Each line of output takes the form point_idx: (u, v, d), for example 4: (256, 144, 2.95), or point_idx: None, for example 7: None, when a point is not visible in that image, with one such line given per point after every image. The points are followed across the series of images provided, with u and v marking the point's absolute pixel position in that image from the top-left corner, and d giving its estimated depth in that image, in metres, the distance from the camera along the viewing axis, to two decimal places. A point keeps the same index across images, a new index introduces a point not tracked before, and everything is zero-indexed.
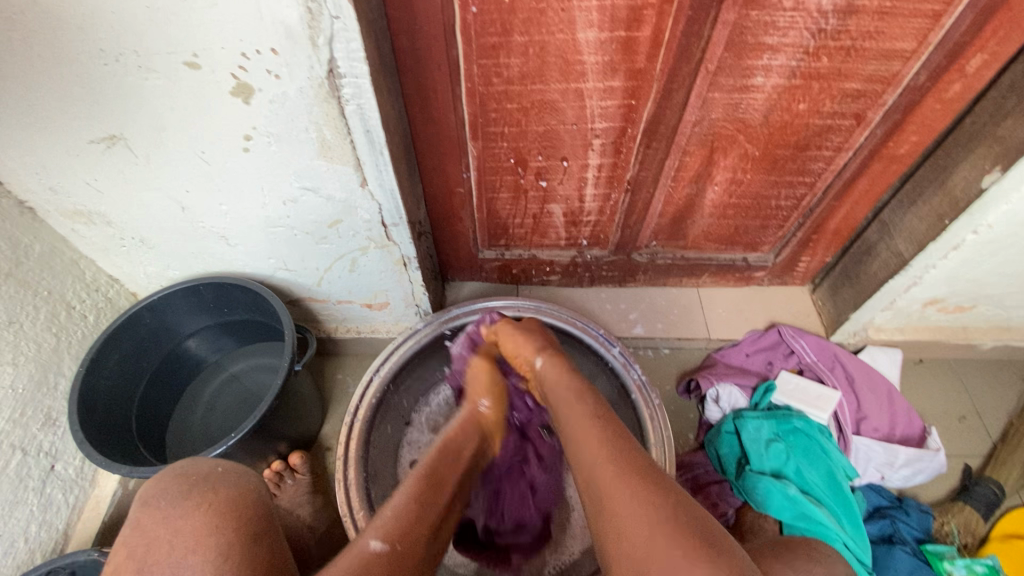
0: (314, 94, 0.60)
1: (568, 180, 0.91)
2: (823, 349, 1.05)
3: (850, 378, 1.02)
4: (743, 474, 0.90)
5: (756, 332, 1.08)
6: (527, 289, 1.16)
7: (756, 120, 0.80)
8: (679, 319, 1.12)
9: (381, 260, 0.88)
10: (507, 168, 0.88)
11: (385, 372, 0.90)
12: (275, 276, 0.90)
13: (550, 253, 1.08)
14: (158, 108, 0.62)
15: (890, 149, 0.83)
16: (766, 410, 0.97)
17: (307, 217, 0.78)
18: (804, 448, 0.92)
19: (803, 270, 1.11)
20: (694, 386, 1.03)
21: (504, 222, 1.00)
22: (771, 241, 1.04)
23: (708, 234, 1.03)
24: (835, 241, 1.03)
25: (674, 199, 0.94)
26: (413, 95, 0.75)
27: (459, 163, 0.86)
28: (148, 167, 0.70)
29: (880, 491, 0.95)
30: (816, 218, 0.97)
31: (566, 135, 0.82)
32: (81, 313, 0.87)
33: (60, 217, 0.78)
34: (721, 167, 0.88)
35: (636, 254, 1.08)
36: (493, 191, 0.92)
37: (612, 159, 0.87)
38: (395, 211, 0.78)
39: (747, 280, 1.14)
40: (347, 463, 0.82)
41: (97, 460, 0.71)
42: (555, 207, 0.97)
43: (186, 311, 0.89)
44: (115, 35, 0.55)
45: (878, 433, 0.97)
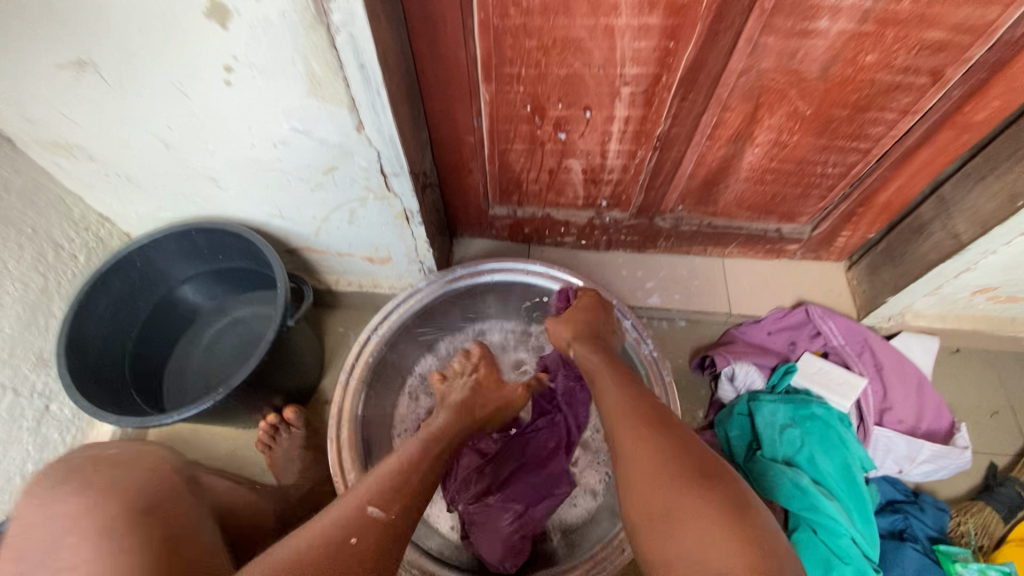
0: (299, 19, 0.52)
1: (590, 133, 0.81)
2: (853, 333, 0.97)
3: (879, 365, 0.95)
4: (752, 459, 0.86)
5: (781, 310, 1.01)
6: (539, 249, 1.09)
7: (812, 72, 0.69)
8: (700, 290, 1.05)
9: (382, 213, 0.81)
10: (522, 116, 0.79)
11: (384, 330, 0.86)
12: (271, 223, 0.85)
13: (566, 212, 1.00)
14: (125, 29, 0.55)
15: (965, 114, 0.72)
16: (784, 393, 0.91)
17: (300, 162, 0.71)
18: (821, 435, 0.87)
19: (842, 245, 1.01)
20: (709, 362, 0.98)
21: (517, 176, 0.91)
22: (810, 211, 0.95)
23: (741, 200, 0.93)
24: (883, 216, 0.93)
25: (707, 160, 0.85)
26: (418, 26, 0.65)
27: (470, 109, 0.78)
28: (124, 97, 0.63)
29: (895, 484, 0.90)
30: (865, 189, 0.87)
31: (591, 80, 0.72)
32: (70, 253, 0.83)
33: (39, 150, 0.72)
34: (764, 126, 0.78)
35: (659, 218, 0.99)
36: (506, 142, 0.84)
37: (641, 111, 0.77)
38: (395, 160, 0.71)
39: (778, 252, 1.05)
40: (341, 423, 0.79)
41: (85, 407, 0.69)
42: (573, 162, 0.88)
43: (177, 256, 0.85)
44: None
45: (902, 425, 0.91)
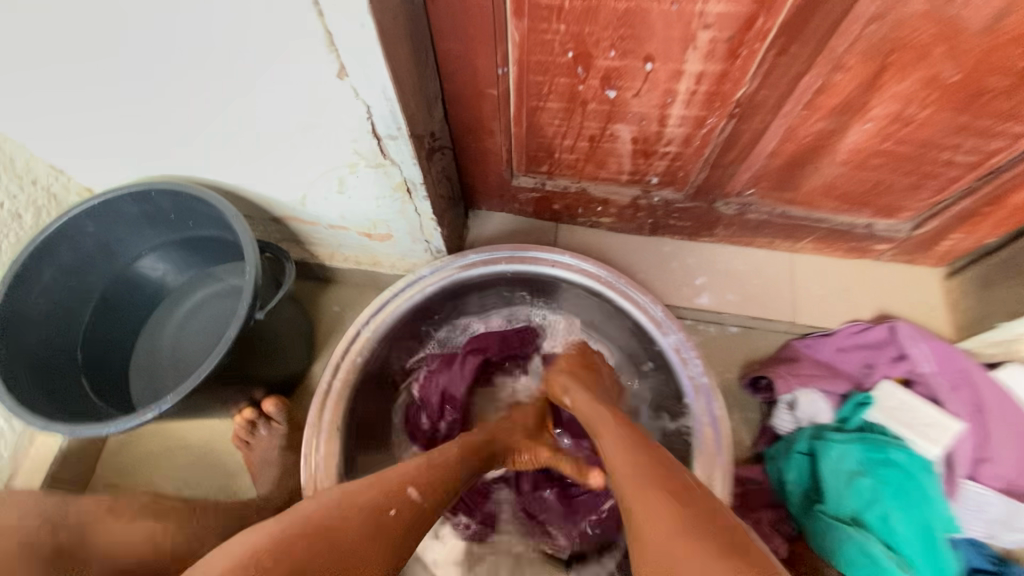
0: None
1: (648, 93, 0.63)
2: (950, 361, 0.78)
3: (979, 404, 0.76)
4: (811, 513, 0.72)
5: (859, 324, 0.83)
6: (570, 229, 0.92)
7: (980, 22, 0.48)
8: (759, 292, 0.88)
9: (377, 183, 0.66)
10: (561, 66, 0.60)
11: (377, 325, 0.72)
12: (246, 187, 0.70)
13: (606, 189, 0.82)
14: None
15: None
16: (856, 431, 0.75)
17: (270, 114, 0.56)
18: (898, 489, 0.70)
19: (947, 249, 0.82)
20: (764, 383, 0.81)
21: (549, 142, 0.74)
22: (917, 206, 0.75)
23: (829, 188, 0.74)
24: (1015, 218, 0.72)
25: (798, 135, 0.65)
26: None
27: (493, 53, 0.60)
28: (30, 18, 0.47)
29: (981, 550, 0.74)
30: (1003, 183, 0.67)
31: (658, 20, 0.53)
32: (12, 211, 0.70)
33: None
34: (888, 95, 0.58)
35: (721, 203, 0.81)
36: (538, 98, 0.66)
37: (721, 67, 0.57)
38: (390, 118, 0.54)
39: (862, 252, 0.86)
40: (321, 435, 0.66)
41: (9, 406, 0.58)
42: (621, 129, 0.69)
43: (138, 221, 0.71)
44: None
45: (1000, 482, 0.73)
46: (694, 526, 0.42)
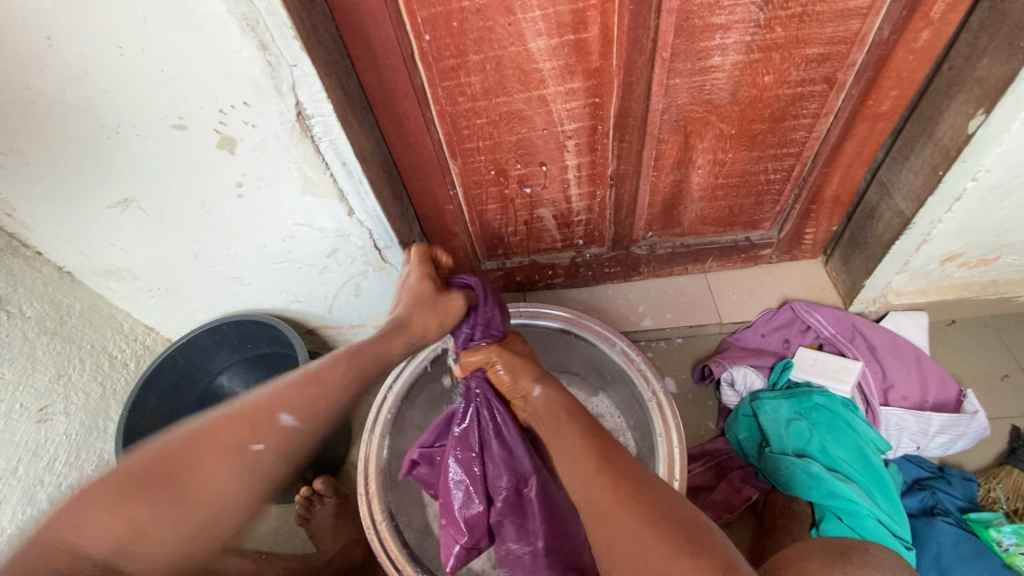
0: (288, 136, 0.66)
1: (551, 184, 0.93)
2: (840, 321, 1.01)
3: (872, 346, 0.97)
4: (764, 456, 0.88)
5: (769, 311, 1.06)
6: (534, 294, 1.18)
7: (724, 99, 0.79)
8: (689, 307, 1.12)
9: (382, 282, 0.94)
10: (489, 180, 0.91)
11: (399, 386, 0.90)
12: (289, 309, 0.97)
13: (549, 256, 1.10)
14: (158, 168, 0.69)
15: (872, 107, 0.81)
16: (786, 388, 0.95)
17: (306, 250, 0.84)
18: (828, 424, 0.89)
19: (811, 242, 1.08)
20: (708, 372, 1.03)
21: (498, 232, 1.03)
22: (770, 216, 1.02)
23: (703, 218, 1.02)
24: (837, 208, 1.00)
25: (660, 187, 0.95)
26: (388, 124, 0.80)
27: (444, 182, 0.90)
28: (160, 222, 0.77)
29: (919, 463, 0.90)
30: (811, 186, 0.95)
31: (539, 140, 0.85)
32: (122, 361, 0.96)
33: (95, 277, 0.86)
34: (700, 150, 0.88)
35: (634, 247, 1.09)
36: (481, 204, 0.96)
37: (589, 157, 0.88)
38: (385, 233, 0.83)
39: (755, 259, 1.12)
40: (369, 477, 0.82)
41: None
42: (543, 211, 0.99)
43: (213, 352, 0.97)
44: (114, 109, 0.62)
45: (908, 401, 0.92)
46: (641, 515, 0.51)
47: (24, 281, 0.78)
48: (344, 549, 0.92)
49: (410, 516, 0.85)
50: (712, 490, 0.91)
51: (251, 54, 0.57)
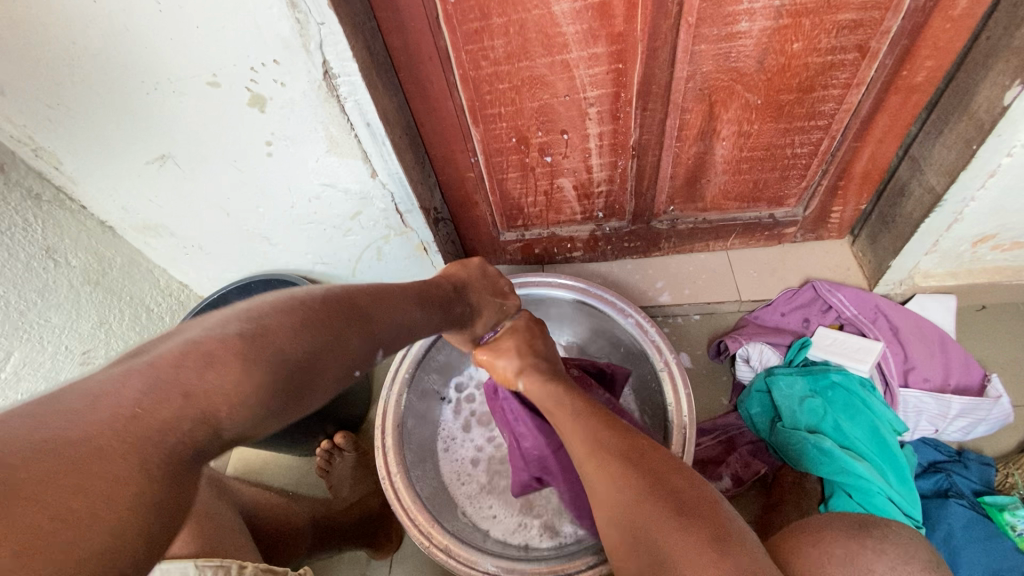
0: (316, 95, 0.68)
1: (573, 153, 0.93)
2: (863, 301, 0.99)
3: (894, 328, 0.95)
4: (775, 432, 0.88)
5: (790, 290, 1.05)
6: (552, 267, 1.19)
7: (750, 67, 0.78)
8: (708, 284, 1.11)
9: (403, 247, 0.96)
10: (510, 147, 0.92)
11: (416, 348, 0.93)
12: (314, 270, 1.01)
13: (569, 229, 1.11)
14: (193, 125, 0.72)
15: (906, 78, 0.79)
16: (802, 366, 0.94)
17: (331, 212, 0.87)
18: (844, 403, 0.88)
19: (838, 221, 1.06)
20: (724, 348, 1.02)
21: (518, 202, 1.04)
22: (796, 193, 1.00)
23: (726, 192, 1.01)
24: (867, 185, 0.97)
25: (682, 159, 0.94)
26: (412, 88, 0.81)
27: (466, 149, 0.92)
28: (194, 179, 0.81)
29: (936, 445, 0.88)
30: (839, 161, 0.93)
31: (561, 107, 0.85)
32: (158, 314, 1.01)
33: (134, 233, 0.91)
34: (725, 120, 0.87)
35: (655, 221, 1.08)
36: (502, 172, 0.97)
37: (611, 126, 0.88)
38: (407, 197, 0.85)
39: (778, 238, 1.10)
40: (385, 431, 0.86)
41: None
42: (564, 181, 0.99)
43: None
44: (153, 65, 0.64)
45: (929, 384, 0.90)
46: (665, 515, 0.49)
47: (69, 232, 0.83)
48: (361, 499, 0.96)
49: (424, 471, 0.89)
50: (721, 463, 0.91)
51: (281, 11, 0.59)
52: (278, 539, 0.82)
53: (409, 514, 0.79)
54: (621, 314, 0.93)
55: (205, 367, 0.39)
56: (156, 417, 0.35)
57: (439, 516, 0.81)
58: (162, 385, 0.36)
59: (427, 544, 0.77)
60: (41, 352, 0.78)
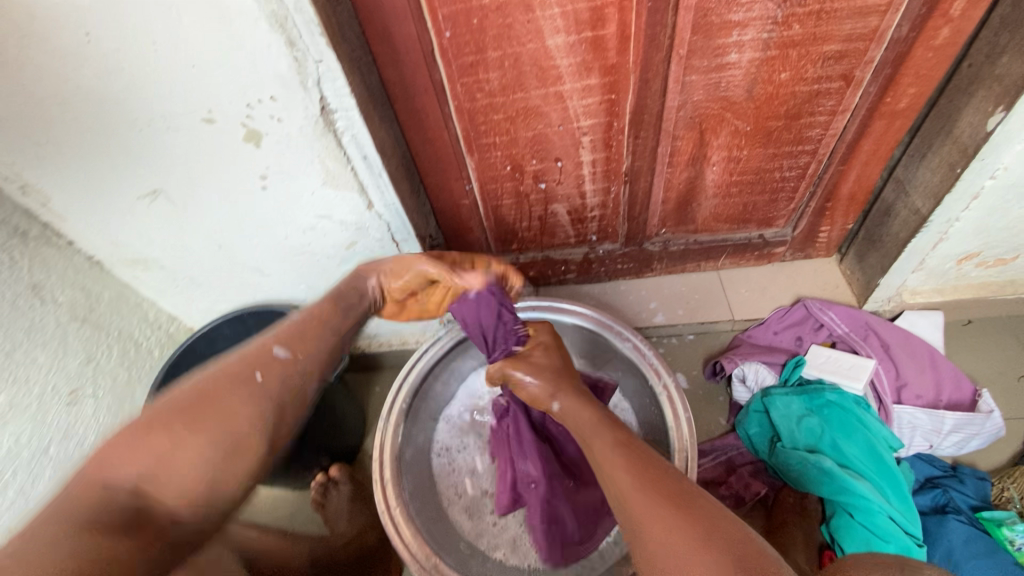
0: (312, 130, 0.68)
1: (566, 179, 0.94)
2: (854, 319, 1.01)
3: (885, 345, 0.97)
4: (775, 452, 0.89)
5: (782, 309, 1.06)
6: (546, 290, 1.20)
7: (740, 96, 0.80)
8: (701, 304, 1.12)
9: None
10: (505, 175, 0.92)
11: (414, 377, 0.92)
12: (308, 299, 1.00)
13: (563, 252, 1.11)
14: (186, 160, 0.71)
15: (889, 104, 0.81)
16: (797, 385, 0.95)
17: (326, 242, 0.86)
18: (841, 421, 0.89)
19: (825, 240, 1.08)
20: (720, 368, 1.03)
21: (512, 227, 1.04)
22: (785, 214, 1.02)
23: (716, 214, 1.03)
24: (853, 206, 0.99)
25: (674, 183, 0.96)
26: (407, 119, 0.81)
27: (461, 177, 0.92)
28: (186, 213, 0.80)
29: (932, 461, 0.89)
30: (826, 184, 0.95)
31: (555, 136, 0.86)
32: (147, 348, 0.99)
33: (123, 267, 0.89)
34: (715, 147, 0.89)
35: (648, 243, 1.10)
36: (496, 199, 0.97)
37: (604, 153, 0.89)
38: (402, 226, 0.85)
39: (768, 257, 1.12)
40: (384, 464, 0.84)
41: None
42: (558, 207, 1.00)
43: (233, 340, 1.00)
44: (147, 103, 0.64)
45: (921, 400, 0.92)
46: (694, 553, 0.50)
47: (56, 268, 0.81)
48: (360, 532, 0.94)
49: (424, 503, 0.87)
50: (721, 484, 0.91)
51: (279, 50, 0.59)
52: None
53: (411, 550, 0.78)
54: (619, 337, 0.93)
55: (127, 457, 0.51)
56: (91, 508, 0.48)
57: (441, 550, 0.80)
58: (90, 490, 0.49)
59: None
60: (27, 394, 0.75)
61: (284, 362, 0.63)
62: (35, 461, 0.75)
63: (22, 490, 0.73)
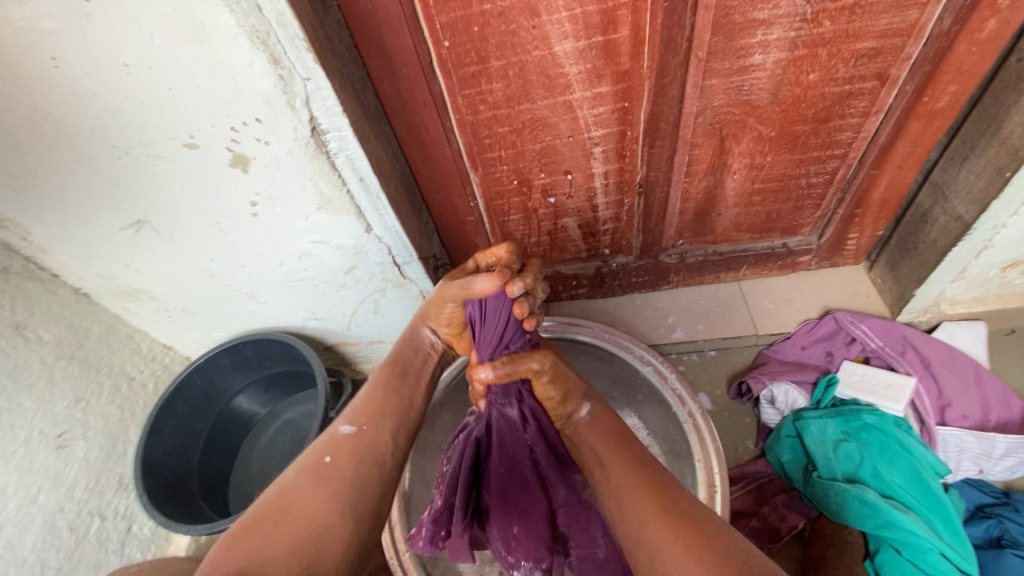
0: (302, 153, 0.63)
1: (577, 192, 0.88)
2: (889, 332, 0.94)
3: (924, 360, 0.90)
4: (810, 482, 0.82)
5: (810, 322, 1.00)
6: (557, 306, 1.14)
7: (764, 100, 0.74)
8: (722, 318, 1.06)
9: (401, 298, 0.91)
10: (512, 190, 0.87)
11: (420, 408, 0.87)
12: (308, 326, 0.95)
13: (574, 267, 1.05)
14: (170, 188, 0.66)
15: (927, 104, 0.75)
16: (831, 406, 0.88)
17: (324, 268, 0.81)
18: (881, 446, 0.82)
19: (854, 247, 1.02)
20: (746, 388, 0.97)
21: (520, 243, 0.98)
22: (811, 221, 0.96)
23: (737, 224, 0.96)
24: (884, 212, 0.93)
25: (692, 193, 0.90)
26: (406, 135, 0.76)
27: (465, 193, 0.87)
28: (174, 242, 0.75)
29: (982, 487, 0.83)
30: (856, 189, 0.88)
31: (564, 148, 0.80)
32: (141, 381, 0.94)
33: (112, 298, 0.85)
34: (736, 154, 0.82)
35: (664, 255, 1.04)
36: (503, 215, 0.92)
37: (618, 164, 0.83)
38: (404, 248, 0.80)
39: (793, 266, 1.06)
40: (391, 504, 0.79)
41: (160, 521, 0.77)
42: (568, 221, 0.94)
43: (230, 371, 0.95)
44: (124, 130, 0.59)
45: (968, 420, 0.85)
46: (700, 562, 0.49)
47: (40, 305, 0.77)
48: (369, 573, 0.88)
49: None
50: (752, 515, 0.85)
51: (262, 68, 0.54)
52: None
53: None
54: (641, 364, 0.87)
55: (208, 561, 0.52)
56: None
57: None
58: None
59: None
60: (11, 441, 0.70)
61: (352, 434, 0.64)
62: (21, 513, 0.70)
63: (11, 544, 0.69)
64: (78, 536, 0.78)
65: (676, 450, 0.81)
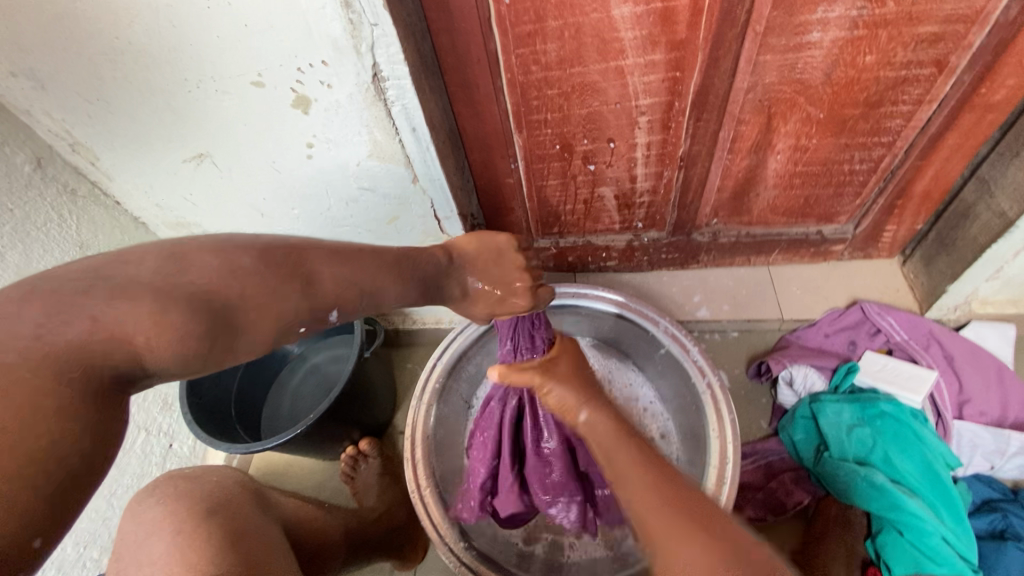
0: (362, 98, 0.65)
1: (617, 162, 0.89)
2: (916, 326, 0.94)
3: (948, 357, 0.91)
4: (820, 461, 0.84)
5: (835, 310, 1.00)
6: (585, 276, 1.16)
7: (816, 80, 0.74)
8: (748, 300, 1.07)
9: (438, 253, 0.94)
10: (554, 154, 0.88)
11: (448, 357, 0.90)
12: None
13: (605, 238, 1.07)
14: (232, 124, 0.70)
15: (983, 96, 0.74)
16: (848, 393, 0.90)
17: (368, 216, 0.85)
18: (894, 434, 0.84)
19: (890, 240, 1.01)
20: (765, 368, 0.98)
21: (555, 209, 1.00)
22: (848, 210, 0.96)
23: (774, 207, 0.97)
24: (926, 205, 0.92)
25: (732, 171, 0.90)
26: (457, 91, 0.78)
27: (508, 155, 0.88)
28: (231, 179, 0.79)
29: (992, 483, 0.84)
30: (899, 180, 0.88)
31: (610, 115, 0.81)
32: None
33: (166, 230, 0.89)
34: (782, 134, 0.83)
35: (696, 234, 1.04)
36: (542, 179, 0.93)
37: (661, 136, 0.84)
38: (446, 203, 0.83)
39: (824, 255, 1.06)
40: (415, 444, 0.83)
41: (204, 437, 0.83)
42: (605, 190, 0.96)
43: None
44: (197, 65, 0.62)
45: (985, 418, 0.86)
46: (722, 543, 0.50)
47: (103, 229, 0.82)
48: (388, 508, 0.94)
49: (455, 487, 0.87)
50: (759, 489, 0.88)
51: (334, 11, 0.56)
52: (316, 555, 0.78)
53: (443, 535, 0.77)
54: (671, 341, 0.88)
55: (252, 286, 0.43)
56: (83, 344, 0.36)
57: (468, 532, 0.79)
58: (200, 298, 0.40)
59: (456, 564, 0.75)
60: None
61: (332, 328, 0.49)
62: None
63: None
64: (127, 446, 0.84)
65: (689, 423, 0.88)
